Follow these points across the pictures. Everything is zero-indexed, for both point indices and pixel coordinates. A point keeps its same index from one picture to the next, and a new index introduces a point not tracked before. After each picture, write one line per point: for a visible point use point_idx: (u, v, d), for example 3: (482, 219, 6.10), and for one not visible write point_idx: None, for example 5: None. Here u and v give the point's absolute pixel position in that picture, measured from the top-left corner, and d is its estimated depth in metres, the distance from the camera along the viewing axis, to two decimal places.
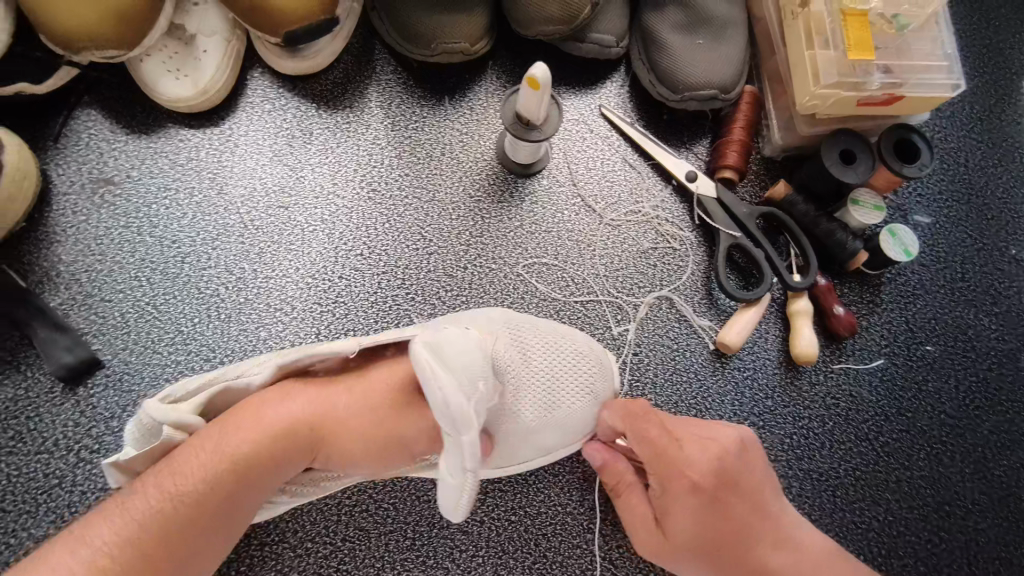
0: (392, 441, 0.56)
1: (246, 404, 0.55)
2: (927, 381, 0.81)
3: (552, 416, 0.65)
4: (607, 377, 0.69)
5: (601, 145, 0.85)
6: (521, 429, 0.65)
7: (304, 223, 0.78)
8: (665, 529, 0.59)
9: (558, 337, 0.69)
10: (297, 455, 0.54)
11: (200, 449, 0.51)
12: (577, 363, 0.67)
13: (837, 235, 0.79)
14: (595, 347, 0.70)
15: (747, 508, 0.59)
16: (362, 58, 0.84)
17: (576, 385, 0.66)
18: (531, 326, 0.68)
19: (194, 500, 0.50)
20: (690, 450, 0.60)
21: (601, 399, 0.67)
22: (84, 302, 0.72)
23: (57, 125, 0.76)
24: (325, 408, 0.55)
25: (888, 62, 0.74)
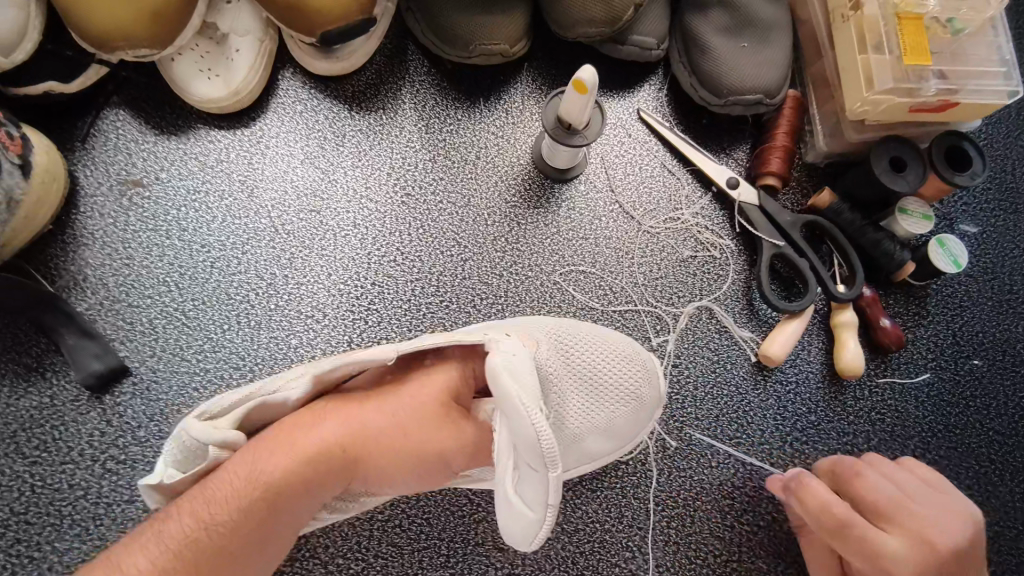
0: (431, 463, 0.53)
1: (280, 423, 0.52)
2: (975, 397, 0.78)
3: (595, 423, 0.64)
4: (652, 382, 0.67)
5: (639, 150, 0.83)
6: (567, 439, 0.63)
7: (336, 228, 0.76)
8: None
9: (603, 339, 0.67)
10: (332, 481, 0.51)
11: (235, 475, 0.49)
12: (622, 366, 0.66)
13: (885, 245, 0.76)
14: (640, 352, 0.68)
15: None
16: (395, 59, 0.82)
17: (621, 390, 0.65)
18: (575, 330, 0.66)
19: (228, 528, 0.48)
20: (896, 555, 0.58)
21: (646, 403, 0.66)
22: (111, 308, 0.70)
23: (85, 125, 0.75)
24: (362, 428, 0.52)
25: (943, 68, 0.71)
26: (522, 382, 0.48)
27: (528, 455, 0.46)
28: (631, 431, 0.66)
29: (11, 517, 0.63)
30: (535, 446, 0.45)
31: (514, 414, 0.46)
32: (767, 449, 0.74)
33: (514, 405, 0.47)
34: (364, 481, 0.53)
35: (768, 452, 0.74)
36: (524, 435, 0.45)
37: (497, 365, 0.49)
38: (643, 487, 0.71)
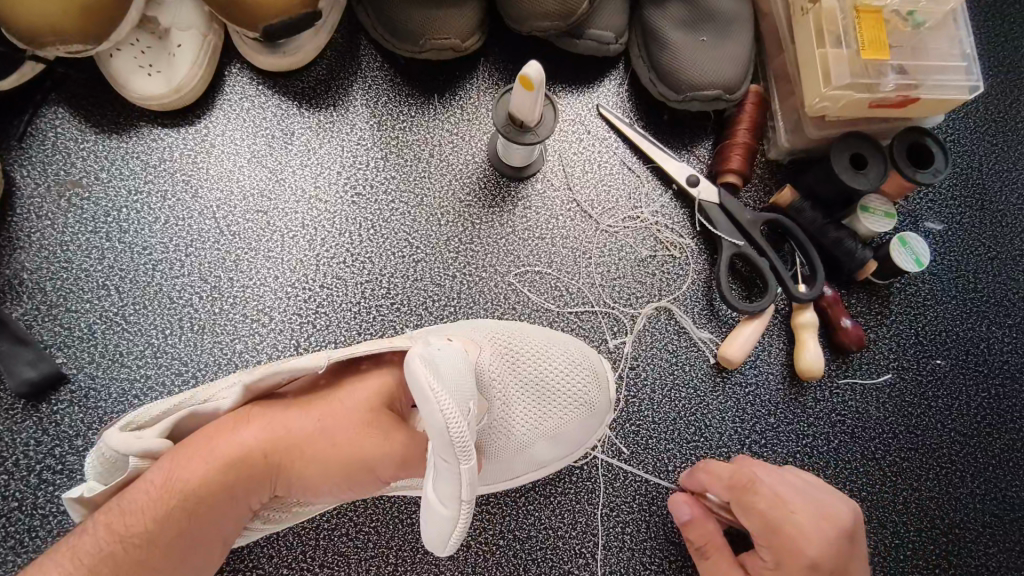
0: (362, 468, 0.51)
1: (201, 429, 0.50)
2: (937, 397, 0.77)
3: (539, 427, 0.63)
4: (601, 386, 0.66)
5: (598, 147, 0.81)
6: (511, 445, 0.61)
7: (284, 229, 0.74)
8: None
9: (552, 344, 0.66)
10: (253, 488, 0.49)
11: (151, 484, 0.46)
12: (570, 371, 0.65)
13: (846, 244, 0.75)
14: (591, 355, 0.67)
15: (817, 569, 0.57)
16: (347, 54, 0.79)
17: (569, 394, 0.64)
18: (521, 334, 0.65)
19: (143, 540, 0.46)
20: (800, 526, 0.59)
21: (597, 408, 0.65)
22: (48, 313, 0.68)
23: (22, 124, 0.72)
24: (286, 433, 0.50)
25: (903, 63, 0.70)
26: (438, 372, 0.47)
27: (437, 446, 0.45)
28: (581, 437, 0.65)
29: None
30: (444, 437, 0.44)
31: (422, 402, 0.45)
32: (724, 453, 0.73)
33: (422, 393, 0.45)
34: (290, 488, 0.51)
35: (725, 455, 0.73)
36: (433, 423, 0.44)
37: (415, 357, 0.47)
38: (598, 492, 0.70)
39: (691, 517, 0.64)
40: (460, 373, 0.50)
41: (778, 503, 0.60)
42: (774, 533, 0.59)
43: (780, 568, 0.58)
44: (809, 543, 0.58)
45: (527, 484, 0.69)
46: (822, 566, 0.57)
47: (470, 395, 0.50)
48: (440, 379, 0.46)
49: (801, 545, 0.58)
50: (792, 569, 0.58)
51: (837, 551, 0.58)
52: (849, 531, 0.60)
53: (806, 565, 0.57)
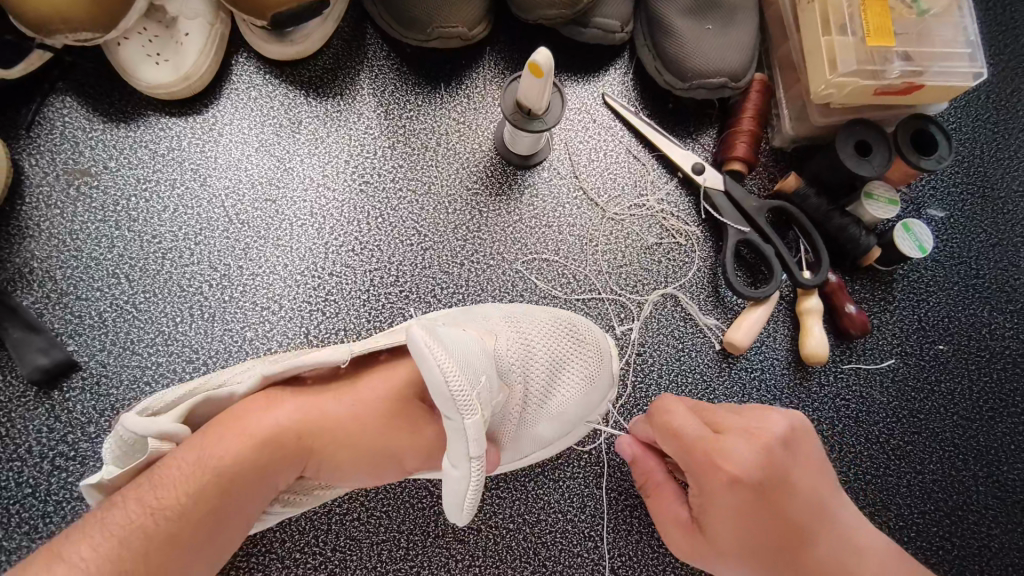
0: (388, 447, 0.52)
1: (226, 413, 0.50)
2: (941, 382, 0.78)
3: (550, 405, 0.63)
4: (607, 364, 0.67)
5: (604, 136, 0.81)
6: (523, 432, 0.62)
7: (292, 217, 0.74)
8: (706, 529, 0.54)
9: (559, 322, 0.66)
10: (286, 467, 0.50)
11: (183, 462, 0.47)
12: (576, 349, 0.65)
13: (850, 230, 0.76)
14: (594, 331, 0.68)
15: (746, 489, 0.52)
16: (353, 43, 0.79)
17: (577, 372, 0.65)
18: (530, 318, 0.66)
19: (176, 515, 0.45)
20: (724, 447, 0.53)
21: (604, 385, 0.66)
22: (58, 301, 0.68)
23: (29, 113, 0.72)
24: (313, 416, 0.51)
25: (908, 50, 0.70)
26: (438, 336, 0.49)
27: (440, 405, 0.47)
28: (586, 414, 0.65)
29: None
30: (443, 392, 0.46)
31: (421, 363, 0.47)
32: None
33: (420, 352, 0.47)
34: (318, 469, 0.52)
35: None
36: (430, 379, 0.46)
37: (416, 327, 0.49)
38: (605, 476, 0.71)
39: (632, 455, 0.63)
40: (466, 347, 0.51)
41: (700, 425, 0.55)
42: (693, 458, 0.54)
43: (703, 494, 0.53)
44: (732, 462, 0.52)
45: (536, 469, 0.70)
46: (746, 481, 0.52)
47: (478, 363, 0.51)
48: (438, 339, 0.48)
49: (722, 465, 0.52)
50: (716, 492, 0.52)
51: (765, 465, 0.52)
52: (788, 443, 0.54)
53: (727, 484, 0.52)
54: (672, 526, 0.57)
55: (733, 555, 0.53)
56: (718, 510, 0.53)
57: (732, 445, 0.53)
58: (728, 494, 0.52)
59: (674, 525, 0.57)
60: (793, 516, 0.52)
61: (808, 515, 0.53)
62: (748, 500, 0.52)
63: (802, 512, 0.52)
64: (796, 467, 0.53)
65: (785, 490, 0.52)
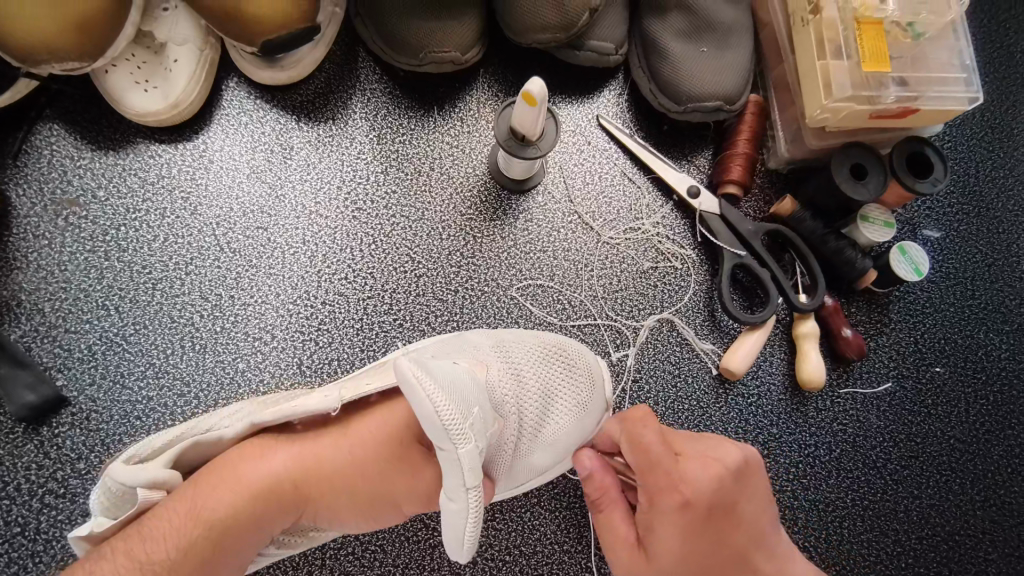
0: (386, 494, 0.51)
1: (219, 460, 0.50)
2: (938, 405, 0.78)
3: (543, 436, 0.62)
4: (598, 388, 0.66)
5: (598, 158, 0.81)
6: (517, 463, 0.60)
7: (284, 245, 0.73)
8: (648, 548, 0.54)
9: (549, 350, 0.65)
10: (280, 516, 0.49)
11: (175, 514, 0.46)
12: (567, 376, 0.64)
13: (846, 254, 0.75)
14: (586, 356, 0.67)
15: (692, 512, 0.53)
16: (345, 66, 0.79)
17: (570, 399, 0.63)
18: (521, 346, 0.65)
19: (166, 567, 0.45)
20: (682, 469, 0.53)
21: (596, 410, 0.65)
22: (47, 334, 0.67)
23: (16, 141, 0.71)
24: (308, 461, 0.50)
25: (903, 74, 0.70)
26: (426, 366, 0.47)
27: (432, 435, 0.46)
28: (579, 441, 0.64)
29: None
30: (433, 423, 0.45)
31: (410, 395, 0.45)
32: None
33: (408, 383, 0.45)
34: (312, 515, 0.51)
35: None
36: (421, 410, 0.45)
37: (403, 358, 0.47)
38: None
39: (591, 470, 0.57)
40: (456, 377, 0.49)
41: (661, 440, 0.54)
42: (651, 472, 0.53)
43: (653, 510, 0.53)
44: (685, 485, 0.53)
45: (532, 499, 0.69)
46: (695, 505, 0.53)
47: (468, 394, 0.50)
48: (427, 371, 0.46)
49: (677, 485, 0.53)
50: (665, 511, 0.53)
51: (715, 490, 0.53)
52: (739, 472, 0.55)
53: (678, 503, 0.52)
54: (615, 542, 0.56)
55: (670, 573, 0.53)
56: (665, 529, 0.53)
57: (689, 469, 0.54)
58: (678, 514, 0.53)
59: (618, 540, 0.56)
60: (731, 542, 0.54)
61: (743, 541, 0.54)
62: (693, 523, 0.53)
63: (739, 539, 0.54)
64: (740, 496, 0.55)
65: (726, 514, 0.54)
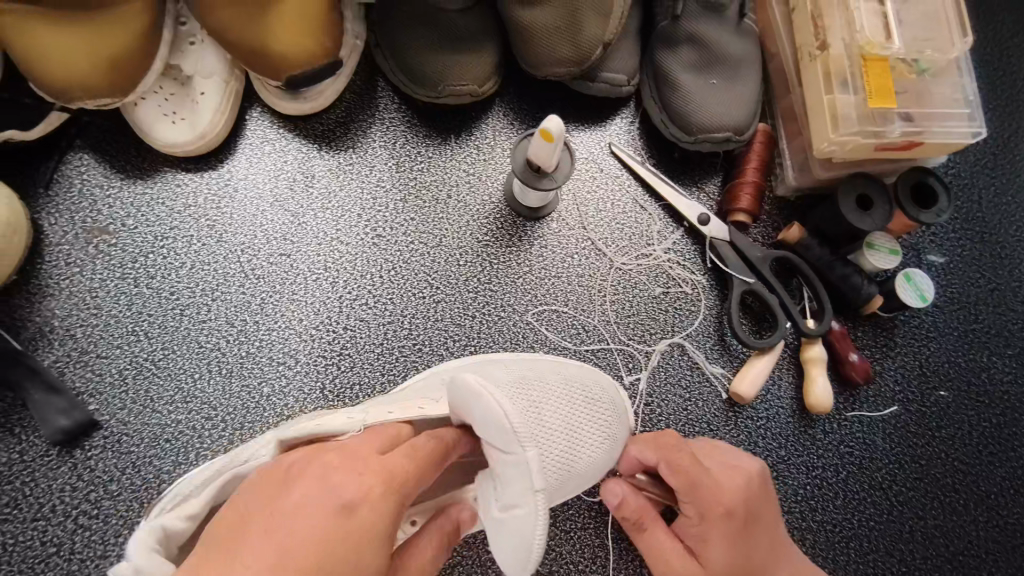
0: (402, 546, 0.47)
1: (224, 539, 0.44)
2: (941, 428, 0.80)
3: (576, 468, 0.57)
4: (619, 416, 0.63)
5: (611, 186, 0.83)
6: (545, 497, 0.55)
7: (306, 272, 0.75)
8: (701, 561, 0.56)
9: (571, 384, 0.62)
10: None
11: None
12: (589, 409, 0.60)
13: (852, 280, 0.77)
14: (607, 385, 0.65)
15: (738, 521, 0.56)
16: (364, 96, 0.81)
17: (594, 430, 0.60)
18: (541, 383, 0.60)
19: None
20: (720, 481, 0.57)
21: (620, 439, 0.62)
22: (79, 359, 0.70)
23: (48, 171, 0.73)
24: (317, 525, 0.44)
25: (908, 110, 0.72)
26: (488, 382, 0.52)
27: (499, 442, 0.48)
28: (602, 472, 0.61)
29: None
30: (501, 426, 0.48)
31: (479, 401, 0.50)
32: None
33: (477, 390, 0.50)
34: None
35: None
36: (489, 415, 0.48)
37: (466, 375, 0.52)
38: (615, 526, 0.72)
39: (623, 496, 0.59)
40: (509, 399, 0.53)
41: (694, 458, 0.57)
42: (695, 488, 0.56)
43: (703, 523, 0.56)
44: (727, 496, 0.56)
45: (548, 520, 0.71)
46: (739, 512, 0.56)
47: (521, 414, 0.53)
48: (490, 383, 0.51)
49: (720, 497, 0.56)
50: (715, 522, 0.55)
51: (750, 497, 0.57)
52: (763, 479, 0.60)
53: (725, 514, 0.55)
54: (664, 560, 0.57)
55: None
56: (717, 540, 0.55)
57: (725, 480, 0.57)
58: (726, 522, 0.55)
59: (668, 558, 0.57)
60: (767, 544, 0.58)
61: (772, 544, 0.59)
62: (739, 531, 0.56)
63: (771, 541, 0.58)
64: (768, 501, 0.59)
65: (759, 519, 0.58)
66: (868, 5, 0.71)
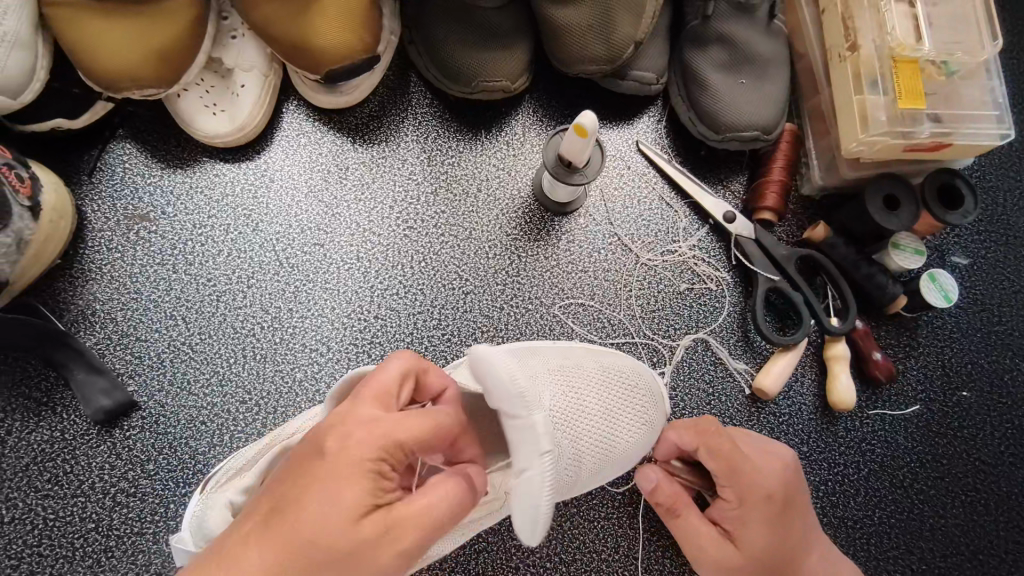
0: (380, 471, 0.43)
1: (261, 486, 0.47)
2: (963, 428, 0.80)
3: (611, 456, 0.60)
4: (658, 403, 0.65)
5: (637, 183, 0.84)
6: (583, 480, 0.58)
7: (339, 262, 0.77)
8: (737, 544, 0.59)
9: (608, 371, 0.63)
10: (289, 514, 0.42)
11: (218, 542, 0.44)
12: (627, 396, 0.63)
13: (877, 279, 0.78)
14: (641, 371, 0.66)
15: (777, 505, 0.58)
16: (397, 90, 0.82)
17: (632, 416, 0.62)
18: (580, 371, 0.61)
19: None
20: (759, 467, 0.59)
21: (656, 425, 0.64)
22: (119, 342, 0.72)
23: (91, 159, 0.75)
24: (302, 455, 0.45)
25: (937, 111, 0.73)
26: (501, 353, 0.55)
27: (507, 404, 0.51)
28: (638, 454, 0.64)
29: (24, 549, 0.65)
30: (510, 394, 0.50)
31: (489, 370, 0.52)
32: None
33: (484, 360, 0.53)
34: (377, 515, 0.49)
35: None
36: (497, 379, 0.51)
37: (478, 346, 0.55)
38: (639, 516, 0.73)
39: (657, 482, 0.60)
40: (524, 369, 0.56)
41: (734, 445, 0.59)
42: (734, 472, 0.58)
43: (742, 506, 0.58)
44: (766, 480, 0.58)
45: (572, 509, 0.72)
46: (777, 497, 0.58)
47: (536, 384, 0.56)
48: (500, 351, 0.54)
49: (760, 482, 0.58)
50: (755, 506, 0.58)
51: (787, 482, 0.60)
52: (796, 465, 0.62)
53: (764, 497, 0.58)
54: (700, 543, 0.59)
55: (754, 564, 0.58)
56: (755, 522, 0.58)
57: (764, 465, 0.59)
58: (765, 506, 0.58)
59: (704, 541, 0.59)
60: (800, 528, 0.60)
61: (805, 528, 0.61)
62: (777, 514, 0.58)
63: (804, 525, 0.61)
64: (801, 486, 0.62)
65: (795, 504, 0.60)
66: (899, 7, 0.71)
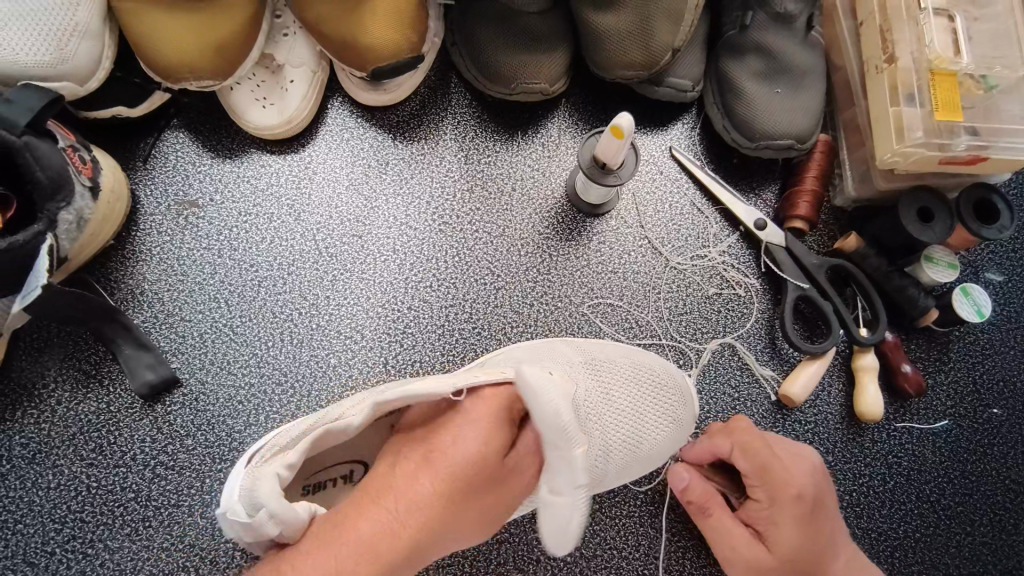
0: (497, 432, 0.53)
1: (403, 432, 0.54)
2: (993, 446, 0.79)
3: (641, 451, 0.62)
4: (687, 404, 0.65)
5: (669, 188, 0.85)
6: (610, 474, 0.60)
7: (376, 253, 0.79)
8: (768, 544, 0.59)
9: (639, 368, 0.65)
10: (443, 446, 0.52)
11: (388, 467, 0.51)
12: (659, 395, 0.64)
13: (909, 291, 0.78)
14: (673, 370, 0.66)
15: (807, 504, 0.59)
16: (438, 90, 0.85)
17: (662, 415, 0.63)
18: (613, 366, 0.63)
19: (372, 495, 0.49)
20: (789, 466, 0.60)
21: (685, 426, 0.65)
22: (165, 321, 0.75)
23: (146, 146, 0.79)
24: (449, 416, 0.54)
25: (974, 124, 0.73)
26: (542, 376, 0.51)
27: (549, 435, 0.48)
28: (668, 452, 0.65)
29: (68, 514, 0.68)
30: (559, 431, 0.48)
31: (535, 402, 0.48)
32: None
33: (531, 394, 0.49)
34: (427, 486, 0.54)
35: None
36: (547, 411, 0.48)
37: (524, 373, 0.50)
38: (660, 516, 0.73)
39: (689, 481, 0.62)
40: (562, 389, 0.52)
41: (766, 444, 0.61)
42: (764, 471, 0.59)
43: (772, 505, 0.59)
44: (795, 479, 0.59)
45: (594, 505, 0.73)
46: (806, 496, 0.59)
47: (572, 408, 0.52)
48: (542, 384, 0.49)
49: (790, 480, 0.59)
50: (786, 505, 0.58)
51: (814, 484, 0.61)
52: (823, 469, 0.63)
53: (795, 496, 0.58)
54: (732, 542, 0.60)
55: (785, 564, 0.58)
56: (786, 521, 0.58)
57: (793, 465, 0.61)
58: (795, 505, 0.58)
59: (736, 541, 0.59)
60: (829, 532, 0.60)
61: (834, 533, 0.61)
62: (808, 515, 0.59)
63: (834, 530, 0.61)
64: (829, 491, 0.62)
65: (823, 507, 0.61)
66: (939, 20, 0.72)
